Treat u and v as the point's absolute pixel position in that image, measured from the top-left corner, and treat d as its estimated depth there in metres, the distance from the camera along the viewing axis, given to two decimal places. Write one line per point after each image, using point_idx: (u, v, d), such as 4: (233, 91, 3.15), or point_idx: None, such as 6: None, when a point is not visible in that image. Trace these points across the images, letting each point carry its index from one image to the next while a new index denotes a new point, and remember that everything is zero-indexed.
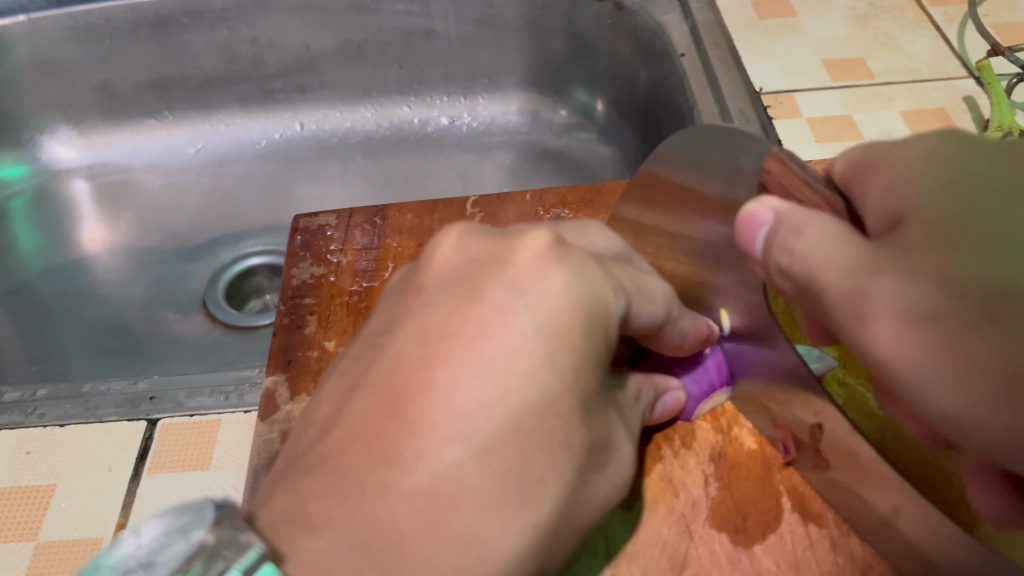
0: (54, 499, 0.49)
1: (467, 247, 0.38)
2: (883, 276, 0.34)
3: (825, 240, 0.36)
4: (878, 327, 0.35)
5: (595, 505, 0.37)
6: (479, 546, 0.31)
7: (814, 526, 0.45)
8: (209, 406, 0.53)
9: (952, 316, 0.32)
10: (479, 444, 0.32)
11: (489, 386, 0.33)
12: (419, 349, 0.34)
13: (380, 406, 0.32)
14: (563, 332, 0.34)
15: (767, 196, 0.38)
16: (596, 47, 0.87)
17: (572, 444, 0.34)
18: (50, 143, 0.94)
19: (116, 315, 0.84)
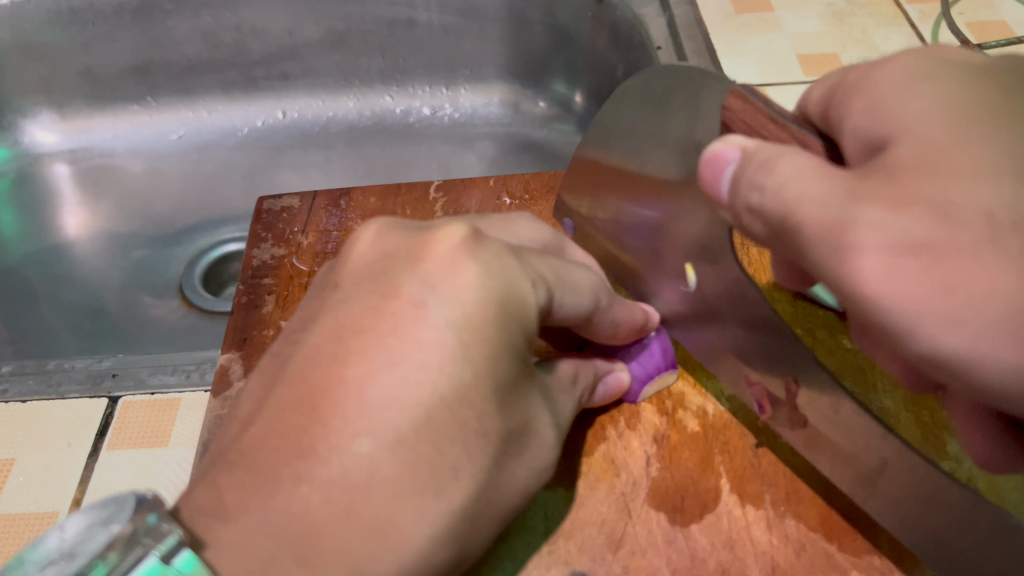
0: (12, 473, 0.50)
1: (383, 241, 0.41)
2: (866, 203, 0.29)
3: (802, 171, 0.32)
4: (863, 262, 0.30)
5: (516, 492, 0.38)
6: (394, 535, 0.33)
7: (750, 507, 0.45)
8: (170, 384, 0.53)
9: (945, 243, 0.28)
10: (391, 436, 0.34)
11: (401, 379, 0.34)
12: (334, 345, 0.36)
13: (295, 402, 0.34)
14: (475, 324, 0.36)
15: (733, 135, 0.36)
16: (575, 40, 0.87)
17: (485, 433, 0.36)
18: (31, 126, 0.95)
19: (92, 297, 0.85)
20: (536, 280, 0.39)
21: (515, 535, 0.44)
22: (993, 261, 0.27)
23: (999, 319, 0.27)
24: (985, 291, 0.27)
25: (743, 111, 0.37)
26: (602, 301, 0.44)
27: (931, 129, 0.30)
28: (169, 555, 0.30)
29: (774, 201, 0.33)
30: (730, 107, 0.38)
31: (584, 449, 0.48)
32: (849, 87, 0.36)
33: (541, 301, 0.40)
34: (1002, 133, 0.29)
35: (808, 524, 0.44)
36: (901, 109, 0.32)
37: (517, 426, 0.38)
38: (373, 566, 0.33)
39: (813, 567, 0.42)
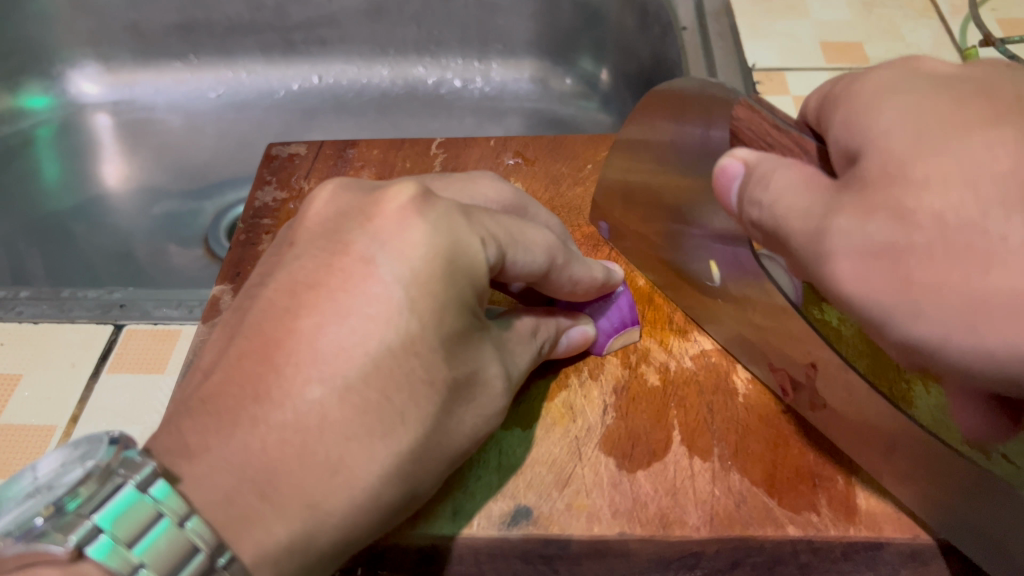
0: (18, 387, 0.53)
1: (337, 201, 0.43)
2: (840, 214, 0.33)
3: (789, 184, 0.36)
4: (840, 265, 0.33)
5: (465, 437, 0.41)
6: (345, 474, 0.36)
7: (697, 459, 0.46)
8: (172, 316, 0.56)
9: (907, 245, 0.31)
10: (341, 383, 0.36)
11: (349, 330, 0.37)
12: (288, 299, 0.38)
13: (252, 350, 0.37)
14: (421, 277, 0.38)
15: (738, 150, 0.39)
16: (604, 18, 0.88)
17: (433, 382, 0.38)
18: (76, 76, 0.99)
19: (121, 241, 0.88)
20: (486, 238, 0.41)
21: (473, 471, 0.46)
22: (946, 261, 0.30)
23: (956, 311, 0.30)
24: (937, 282, 0.30)
25: (749, 120, 0.41)
26: (559, 261, 0.46)
27: (900, 142, 0.32)
28: (144, 483, 0.31)
29: (768, 216, 0.36)
30: (737, 118, 0.41)
31: (545, 394, 0.50)
32: (832, 98, 0.38)
33: (493, 259, 0.42)
34: (973, 140, 0.31)
35: (752, 478, 0.45)
36: (875, 125, 0.34)
37: (466, 375, 0.40)
38: (328, 502, 0.35)
39: (751, 517, 0.43)
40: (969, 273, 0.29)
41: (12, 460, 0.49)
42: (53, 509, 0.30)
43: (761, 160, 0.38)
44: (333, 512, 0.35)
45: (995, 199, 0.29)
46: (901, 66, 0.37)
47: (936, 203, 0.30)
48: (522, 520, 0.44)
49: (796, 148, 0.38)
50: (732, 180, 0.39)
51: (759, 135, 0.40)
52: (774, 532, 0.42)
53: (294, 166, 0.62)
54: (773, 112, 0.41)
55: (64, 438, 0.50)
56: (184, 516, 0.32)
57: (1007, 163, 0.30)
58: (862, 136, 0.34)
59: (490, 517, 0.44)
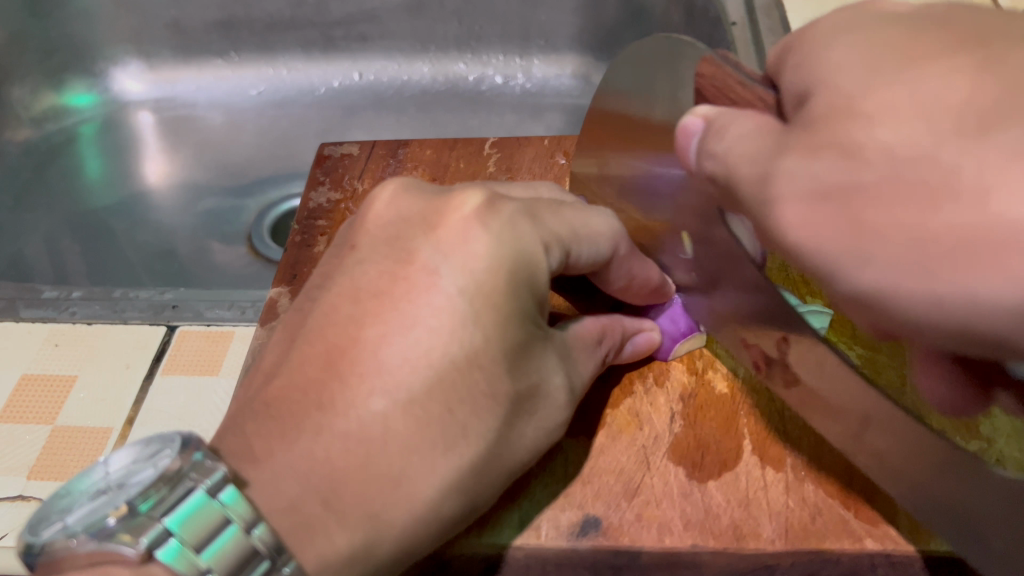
0: (73, 389, 0.53)
1: (398, 203, 0.43)
2: (878, 130, 0.29)
3: (743, 134, 0.33)
4: (786, 209, 0.31)
5: (525, 449, 0.40)
6: (407, 486, 0.35)
7: (771, 470, 0.45)
8: (225, 318, 0.56)
9: (928, 233, 0.27)
10: (402, 395, 0.36)
11: (413, 344, 0.36)
12: (351, 306, 0.38)
13: (316, 356, 0.37)
14: (486, 287, 0.37)
15: (699, 107, 0.36)
16: (650, 14, 0.86)
17: (495, 396, 0.37)
18: (120, 75, 0.99)
19: (164, 239, 0.88)
20: (550, 244, 0.41)
21: (536, 478, 0.45)
22: (901, 201, 0.28)
23: (918, 250, 0.28)
24: (898, 225, 0.28)
25: (713, 76, 0.38)
26: (621, 249, 0.45)
27: (848, 83, 0.30)
28: (214, 488, 0.31)
29: (721, 166, 0.34)
30: (702, 75, 0.38)
31: (610, 401, 0.49)
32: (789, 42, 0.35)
33: (555, 263, 0.41)
34: (922, 71, 0.29)
35: (828, 490, 0.44)
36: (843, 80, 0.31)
37: (529, 386, 0.39)
38: (389, 513, 0.35)
39: (828, 528, 0.42)
40: (923, 211, 0.27)
41: (71, 463, 0.49)
42: (125, 510, 0.30)
43: (721, 114, 0.35)
44: (394, 523, 0.35)
45: (949, 128, 0.27)
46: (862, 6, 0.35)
47: (888, 138, 0.28)
48: (592, 530, 0.43)
49: (759, 104, 0.36)
50: (693, 138, 0.36)
51: (723, 92, 0.37)
52: (851, 546, 0.41)
53: (347, 166, 0.62)
54: (741, 66, 0.38)
55: (122, 441, 0.49)
56: (251, 523, 0.31)
57: (947, 83, 0.28)
58: (817, 76, 0.32)
59: (558, 526, 0.43)
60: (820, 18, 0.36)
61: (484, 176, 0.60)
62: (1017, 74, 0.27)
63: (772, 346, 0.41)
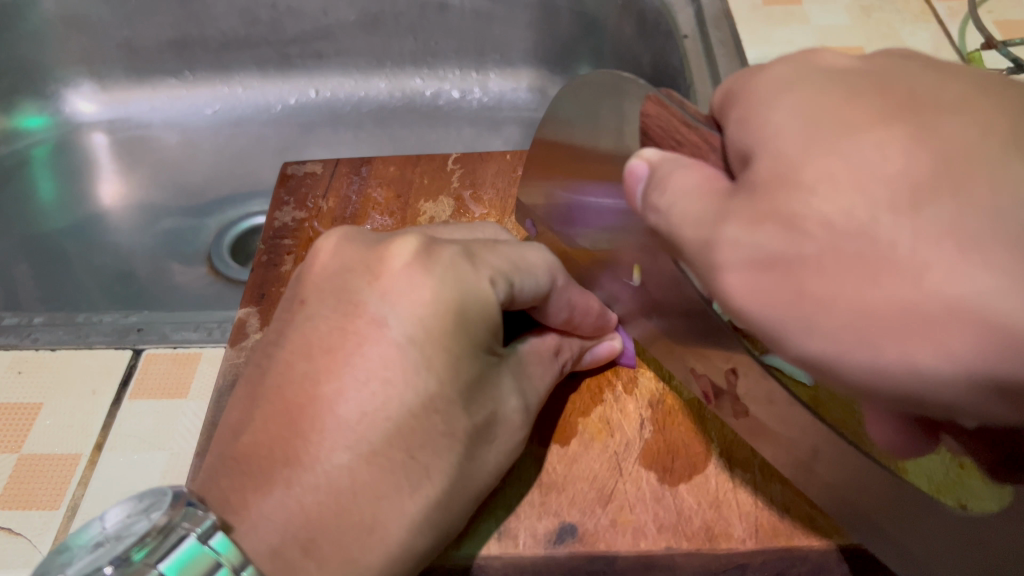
0: (39, 417, 0.52)
1: (342, 252, 0.43)
2: (729, 221, 0.31)
3: (685, 192, 0.34)
4: (728, 277, 0.31)
5: (488, 473, 0.42)
6: (380, 531, 0.36)
7: (738, 471, 0.46)
8: (192, 339, 0.56)
9: (796, 256, 0.29)
10: (366, 447, 0.36)
11: (369, 395, 0.37)
12: (303, 363, 0.38)
13: (276, 415, 0.37)
14: (432, 332, 0.38)
15: (645, 149, 0.37)
16: (603, 28, 0.88)
17: (452, 433, 0.38)
18: (72, 96, 0.98)
19: (121, 262, 0.87)
20: (495, 278, 0.41)
21: (509, 488, 0.46)
22: (832, 268, 0.29)
23: (849, 326, 0.28)
24: (829, 296, 0.29)
25: (659, 116, 0.38)
26: (558, 280, 0.46)
27: (790, 148, 0.30)
28: (205, 535, 0.32)
29: (664, 220, 0.35)
30: (647, 113, 0.39)
31: (581, 410, 0.50)
32: (733, 92, 0.36)
33: (501, 297, 0.42)
34: (850, 141, 0.29)
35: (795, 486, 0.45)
36: (762, 123, 0.32)
37: (486, 417, 0.41)
38: (364, 559, 0.36)
39: (796, 527, 0.44)
40: (860, 286, 0.28)
41: (37, 492, 0.48)
42: (120, 559, 0.31)
43: (664, 160, 0.36)
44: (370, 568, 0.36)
45: (884, 201, 0.28)
46: (798, 61, 0.35)
47: (825, 209, 0.29)
48: (569, 537, 0.44)
49: (706, 146, 0.36)
50: (640, 181, 0.37)
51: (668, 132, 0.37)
52: (819, 542, 0.43)
53: (310, 185, 0.62)
54: (683, 106, 0.39)
55: (90, 468, 0.49)
56: (240, 566, 0.32)
57: (878, 152, 0.29)
58: (757, 138, 0.32)
59: (535, 535, 0.44)
60: (767, 64, 0.36)
61: (447, 193, 0.61)
62: (946, 145, 0.28)
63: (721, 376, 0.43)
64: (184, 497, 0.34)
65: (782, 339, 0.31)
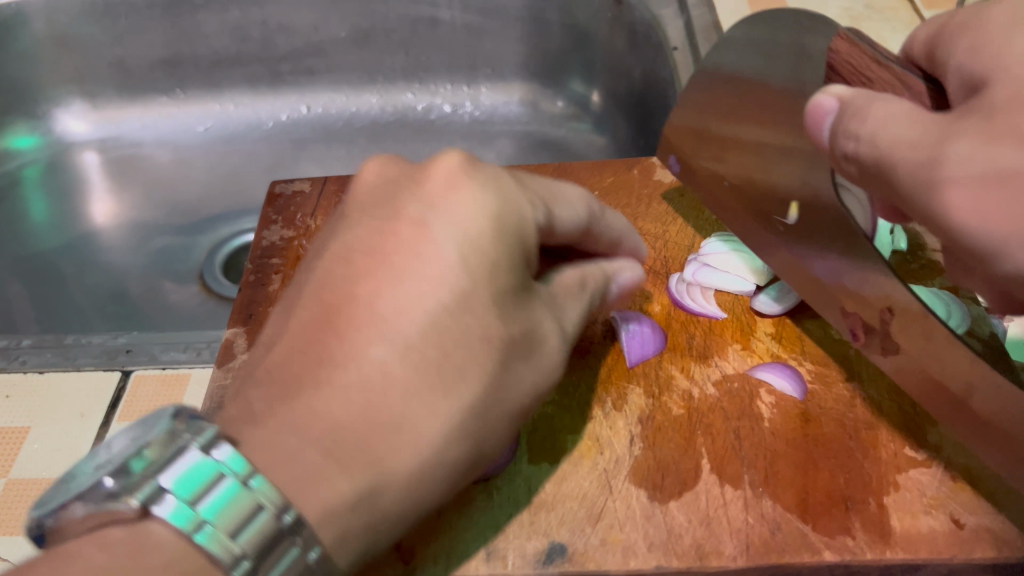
0: (27, 441, 0.52)
1: (387, 170, 0.44)
2: (960, 138, 0.34)
3: (892, 118, 0.36)
4: (952, 194, 0.34)
5: (524, 392, 0.40)
6: (407, 430, 0.36)
7: (729, 487, 0.46)
8: (181, 360, 0.56)
9: (1021, 169, 0.32)
10: (402, 341, 0.36)
11: (406, 294, 0.37)
12: (342, 269, 0.38)
13: (313, 319, 0.37)
14: (474, 233, 0.38)
15: (833, 86, 0.40)
16: (593, 40, 0.88)
17: (488, 339, 0.38)
18: (62, 116, 0.97)
19: (114, 281, 0.87)
20: (535, 202, 0.42)
21: (499, 508, 0.46)
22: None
23: None
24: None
25: (850, 54, 0.43)
26: (593, 210, 0.48)
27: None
28: (209, 446, 0.31)
29: (871, 148, 0.37)
30: (834, 51, 0.43)
31: (571, 427, 0.50)
32: (957, 27, 0.41)
33: (541, 219, 0.43)
34: None
35: (785, 504, 0.45)
36: (1002, 50, 0.37)
37: (524, 330, 0.40)
38: (389, 461, 0.35)
39: (787, 544, 0.44)
40: None
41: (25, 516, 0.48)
42: (120, 471, 0.30)
43: (859, 95, 0.39)
44: (395, 471, 0.35)
45: None
46: (1021, 8, 0.39)
47: None
48: (558, 557, 0.44)
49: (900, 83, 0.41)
50: (827, 115, 0.40)
51: (859, 70, 0.42)
52: (811, 559, 0.43)
53: (298, 205, 0.62)
54: (874, 48, 0.43)
55: None
56: (282, 508, 0.31)
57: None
58: (992, 69, 0.36)
59: (524, 555, 0.44)
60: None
61: None
62: None
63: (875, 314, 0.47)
64: (183, 411, 0.32)
65: (1000, 246, 0.33)
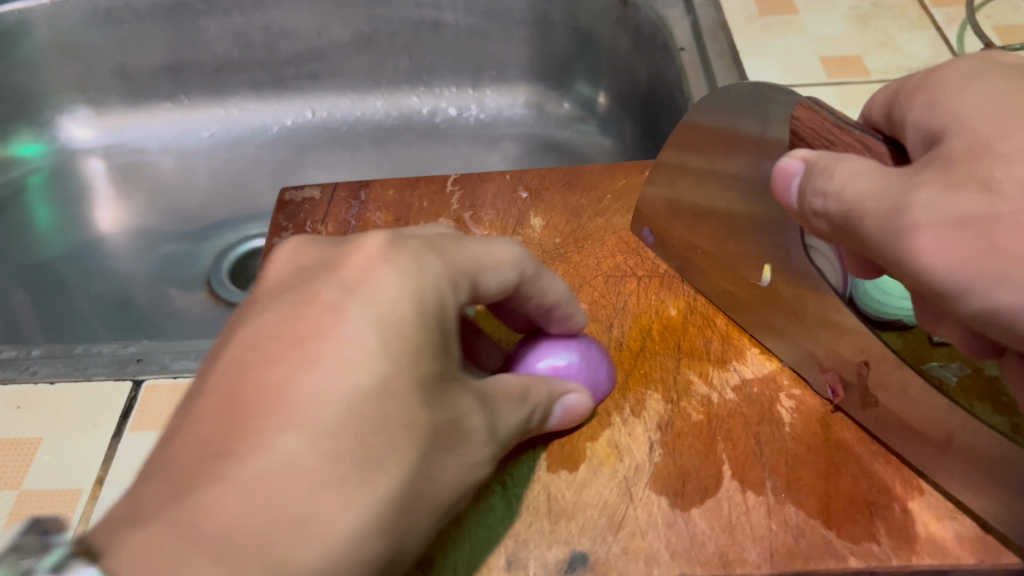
0: (38, 452, 0.51)
1: (326, 261, 0.41)
2: (921, 188, 0.34)
3: (858, 172, 0.37)
4: (920, 237, 0.34)
5: (449, 489, 0.38)
6: (315, 526, 0.32)
7: (751, 494, 0.48)
8: (193, 368, 0.55)
9: (994, 215, 0.33)
10: (316, 430, 0.33)
11: (325, 376, 0.34)
12: (254, 350, 0.35)
13: (214, 409, 0.33)
14: (296, 322, 0.36)
15: (799, 149, 0.41)
16: (598, 42, 0.88)
17: (411, 426, 0.36)
18: (67, 123, 0.97)
19: (120, 289, 0.86)
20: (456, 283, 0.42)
21: (524, 517, 0.48)
22: None
23: None
24: None
25: (810, 119, 0.42)
26: (528, 271, 0.47)
27: (988, 124, 0.35)
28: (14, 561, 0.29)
29: (837, 204, 0.38)
30: (798, 117, 0.43)
31: (589, 434, 0.52)
32: (911, 84, 0.41)
33: (461, 297, 0.43)
34: None
35: (808, 511, 0.47)
36: (958, 99, 0.37)
37: (447, 421, 0.38)
38: (294, 557, 0.31)
39: (811, 550, 0.45)
40: None
41: None
42: None
43: (822, 156, 0.40)
44: (302, 567, 0.31)
45: None
46: (977, 57, 0.40)
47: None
48: (580, 565, 0.46)
49: (860, 145, 0.40)
50: (793, 178, 0.41)
51: (821, 134, 0.42)
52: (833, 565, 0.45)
53: (308, 211, 0.62)
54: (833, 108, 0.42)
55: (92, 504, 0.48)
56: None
57: None
58: (952, 118, 0.37)
59: (545, 564, 0.46)
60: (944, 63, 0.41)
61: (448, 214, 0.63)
62: None
63: (851, 369, 0.49)
64: (40, 524, 0.30)
65: (970, 289, 0.34)
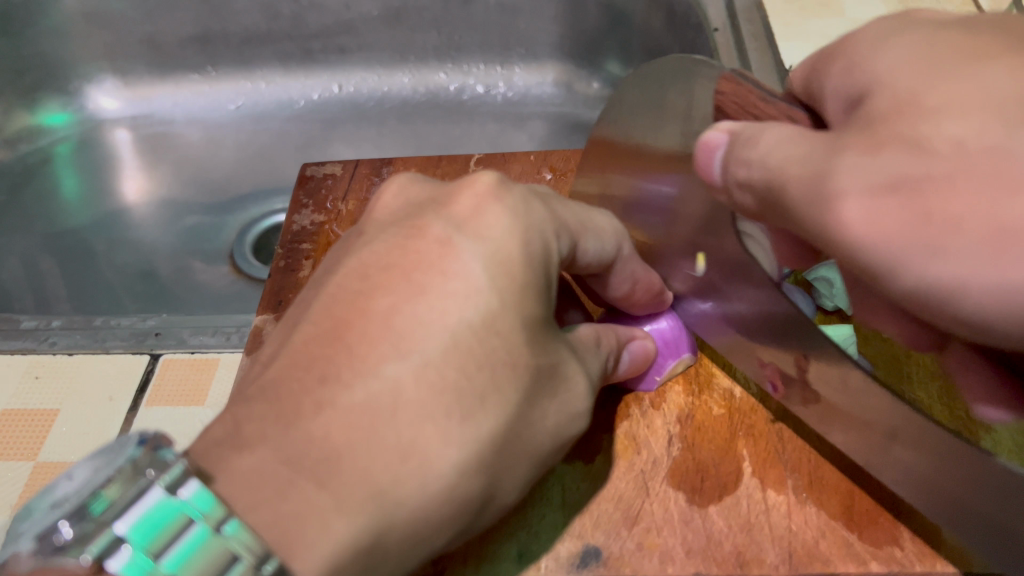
0: (55, 423, 0.52)
1: (441, 191, 0.42)
2: (846, 152, 0.31)
3: (779, 141, 0.35)
4: (847, 206, 0.31)
5: (548, 437, 0.39)
6: (418, 456, 0.34)
7: (771, 492, 0.47)
8: (209, 344, 0.55)
9: (925, 177, 0.29)
10: (419, 359, 0.35)
11: (427, 308, 0.36)
12: (354, 280, 0.37)
13: (320, 334, 0.36)
14: (408, 249, 0.38)
15: (721, 124, 0.38)
16: (630, 21, 0.86)
17: (515, 366, 0.37)
18: (95, 92, 0.97)
19: (143, 260, 0.86)
20: (561, 231, 0.42)
21: (547, 509, 0.47)
22: (967, 186, 0.28)
23: (986, 241, 0.28)
24: (964, 209, 0.29)
25: (734, 93, 0.41)
26: (625, 248, 0.47)
27: (907, 80, 0.32)
28: (174, 484, 0.29)
29: (758, 173, 0.35)
30: (721, 92, 0.41)
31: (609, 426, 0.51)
32: (824, 59, 0.39)
33: (563, 251, 0.42)
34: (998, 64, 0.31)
35: (830, 512, 0.46)
36: (875, 65, 0.35)
37: (549, 366, 0.39)
38: (396, 490, 0.33)
39: (832, 552, 0.45)
40: (998, 198, 0.28)
41: None
42: (76, 512, 0.27)
43: (746, 127, 0.37)
44: (404, 501, 0.33)
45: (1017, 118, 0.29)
46: (896, 18, 0.38)
47: (957, 130, 0.29)
48: (593, 560, 0.45)
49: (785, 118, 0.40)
50: (715, 153, 0.38)
51: (746, 107, 0.40)
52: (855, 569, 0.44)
53: (330, 189, 0.62)
54: (760, 86, 0.41)
55: None
56: (261, 558, 0.29)
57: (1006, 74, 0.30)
58: (874, 77, 0.34)
59: (558, 558, 0.46)
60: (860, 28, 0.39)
61: None
62: None
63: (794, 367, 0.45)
64: (151, 438, 0.30)
65: (900, 264, 0.31)
